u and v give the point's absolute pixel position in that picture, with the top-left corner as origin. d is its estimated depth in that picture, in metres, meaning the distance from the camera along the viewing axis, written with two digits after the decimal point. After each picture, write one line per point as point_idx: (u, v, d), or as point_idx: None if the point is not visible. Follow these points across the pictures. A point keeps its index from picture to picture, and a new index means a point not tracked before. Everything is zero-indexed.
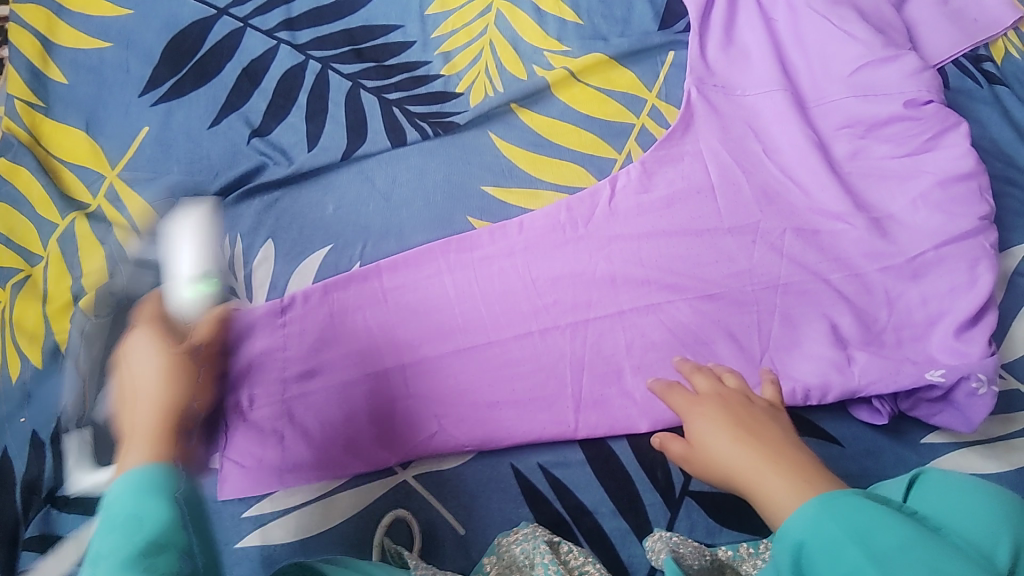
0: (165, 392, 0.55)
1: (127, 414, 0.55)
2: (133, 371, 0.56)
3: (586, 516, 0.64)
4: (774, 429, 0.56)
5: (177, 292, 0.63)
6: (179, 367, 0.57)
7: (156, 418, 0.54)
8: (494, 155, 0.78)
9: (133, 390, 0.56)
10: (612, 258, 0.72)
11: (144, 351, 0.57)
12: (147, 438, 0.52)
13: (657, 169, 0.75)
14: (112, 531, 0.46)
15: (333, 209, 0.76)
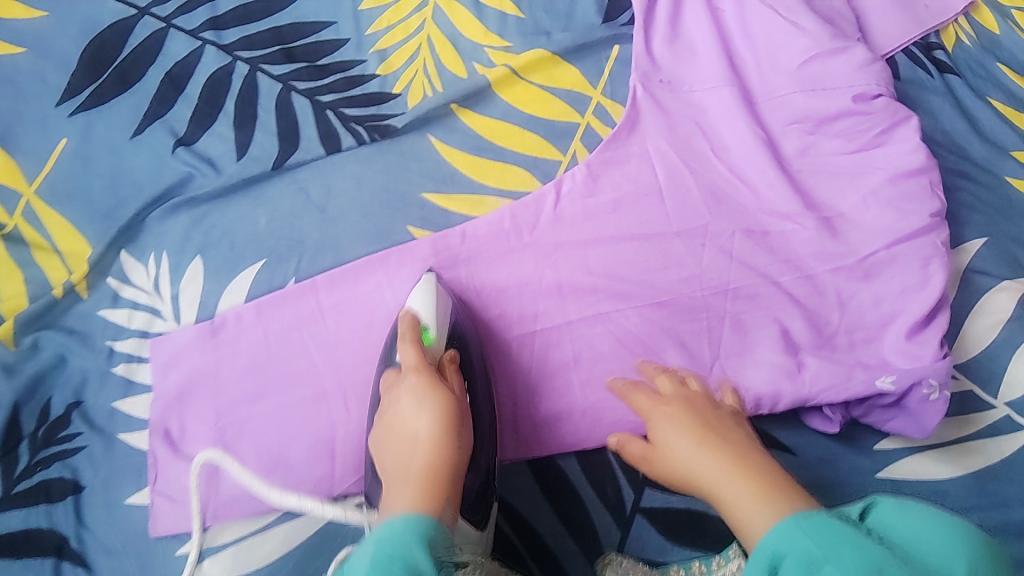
0: (441, 453, 0.53)
1: (393, 454, 0.55)
2: (399, 411, 0.57)
3: (536, 539, 0.61)
4: (740, 432, 0.53)
5: (436, 345, 0.62)
6: (452, 419, 0.55)
7: (441, 461, 0.52)
8: (434, 160, 0.75)
9: (405, 433, 0.55)
10: (558, 267, 0.70)
11: (411, 397, 0.57)
12: (418, 481, 0.51)
13: (603, 171, 0.73)
14: (393, 564, 0.42)
15: (265, 222, 0.72)
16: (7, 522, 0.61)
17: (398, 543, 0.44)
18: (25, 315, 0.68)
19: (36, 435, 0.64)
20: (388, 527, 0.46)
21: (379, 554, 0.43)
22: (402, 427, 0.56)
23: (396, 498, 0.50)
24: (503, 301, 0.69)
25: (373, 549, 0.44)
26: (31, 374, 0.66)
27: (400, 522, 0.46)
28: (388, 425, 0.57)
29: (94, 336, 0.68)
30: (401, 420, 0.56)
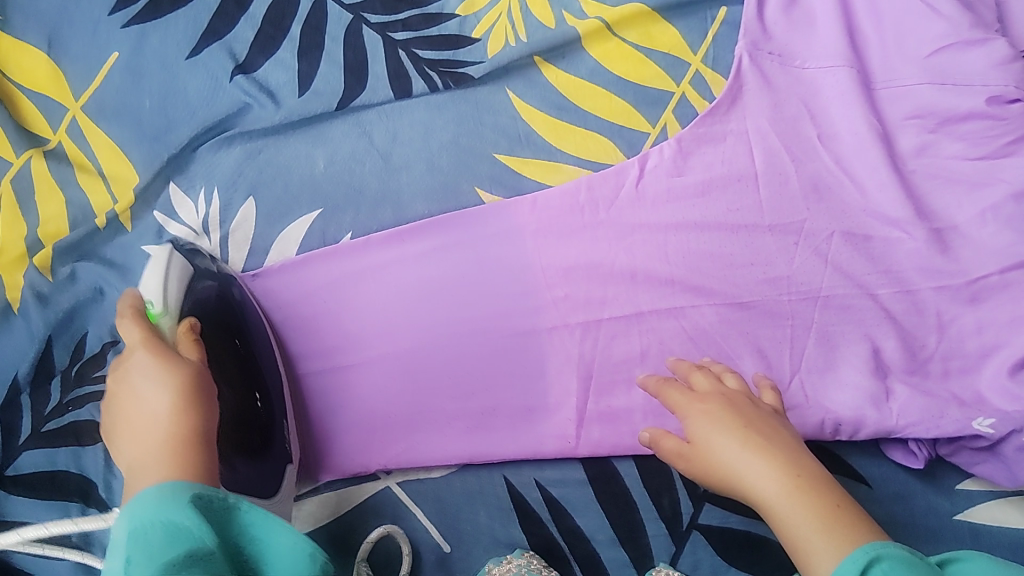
0: (187, 417, 0.47)
1: (131, 439, 0.47)
2: (135, 393, 0.49)
3: (582, 543, 0.59)
4: (784, 437, 0.51)
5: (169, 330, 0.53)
6: (193, 379, 0.49)
7: (189, 427, 0.47)
8: (510, 117, 0.69)
9: (144, 412, 0.48)
10: (634, 251, 0.64)
11: (144, 370, 0.49)
12: (162, 456, 0.45)
13: (695, 149, 0.66)
14: (152, 540, 0.39)
15: (323, 165, 0.67)
16: (36, 459, 0.59)
17: (148, 523, 0.40)
18: (64, 243, 0.64)
19: (70, 371, 0.61)
20: (139, 508, 0.41)
21: (140, 537, 0.39)
22: (137, 407, 0.48)
23: (145, 478, 0.44)
24: (503, 297, 0.63)
25: (131, 532, 0.40)
26: (67, 308, 0.63)
27: (157, 500, 0.41)
28: (128, 409, 0.49)
29: (134, 272, 0.64)
30: (136, 402, 0.48)
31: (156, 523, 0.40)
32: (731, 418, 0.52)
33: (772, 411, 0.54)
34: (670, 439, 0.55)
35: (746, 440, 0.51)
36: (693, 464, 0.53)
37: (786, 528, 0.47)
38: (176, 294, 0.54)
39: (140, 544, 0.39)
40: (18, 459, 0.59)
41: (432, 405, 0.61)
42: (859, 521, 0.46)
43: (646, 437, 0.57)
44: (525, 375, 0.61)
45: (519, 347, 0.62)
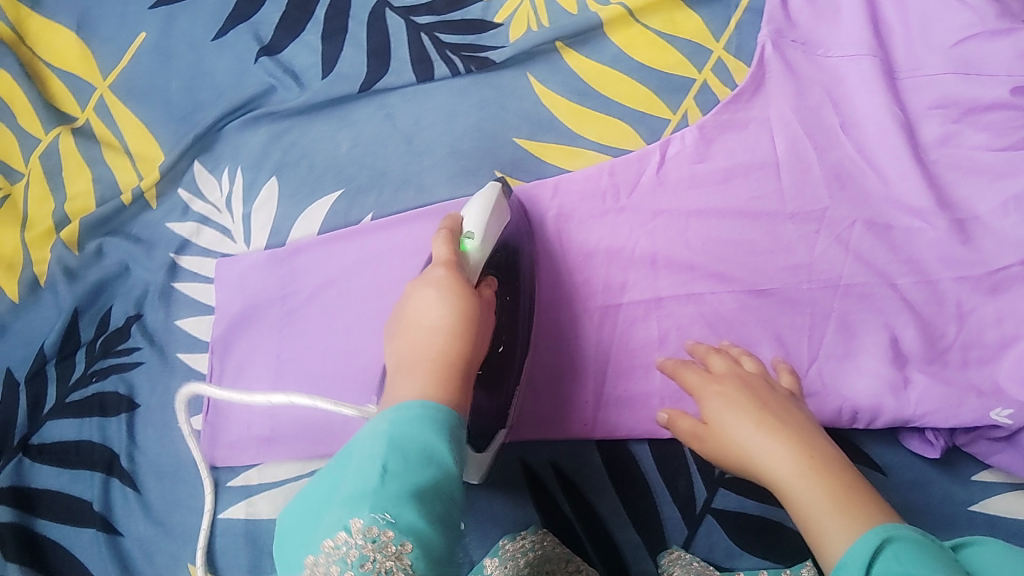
0: (459, 341, 0.49)
1: (403, 345, 0.49)
2: (416, 302, 0.51)
3: (596, 524, 0.59)
4: (799, 418, 0.51)
5: (473, 259, 0.55)
6: (476, 305, 0.51)
7: (447, 348, 0.48)
8: (532, 102, 0.69)
9: (427, 322, 0.50)
10: (655, 236, 0.64)
11: (429, 285, 0.51)
12: (423, 368, 0.47)
13: (718, 135, 0.66)
14: (411, 454, 0.39)
15: (347, 148, 0.68)
16: (60, 430, 0.60)
17: (411, 434, 0.40)
18: (91, 218, 0.65)
19: (94, 344, 0.62)
20: (398, 415, 0.42)
21: (394, 456, 0.38)
22: (413, 319, 0.51)
23: (404, 385, 0.46)
24: (557, 281, 0.64)
25: (389, 432, 0.40)
26: (93, 282, 0.63)
27: (422, 424, 0.41)
28: (407, 311, 0.51)
29: (158, 249, 0.65)
30: (414, 309, 0.51)
31: (417, 446, 0.39)
32: (745, 399, 0.52)
33: (788, 393, 0.54)
34: (687, 420, 0.56)
35: (759, 421, 0.51)
36: (709, 443, 0.53)
37: (798, 508, 0.46)
38: (490, 241, 0.57)
39: (399, 453, 0.39)
40: (42, 429, 0.60)
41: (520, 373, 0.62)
42: (872, 502, 0.44)
43: (664, 419, 0.58)
44: (550, 357, 0.62)
45: (572, 327, 0.63)
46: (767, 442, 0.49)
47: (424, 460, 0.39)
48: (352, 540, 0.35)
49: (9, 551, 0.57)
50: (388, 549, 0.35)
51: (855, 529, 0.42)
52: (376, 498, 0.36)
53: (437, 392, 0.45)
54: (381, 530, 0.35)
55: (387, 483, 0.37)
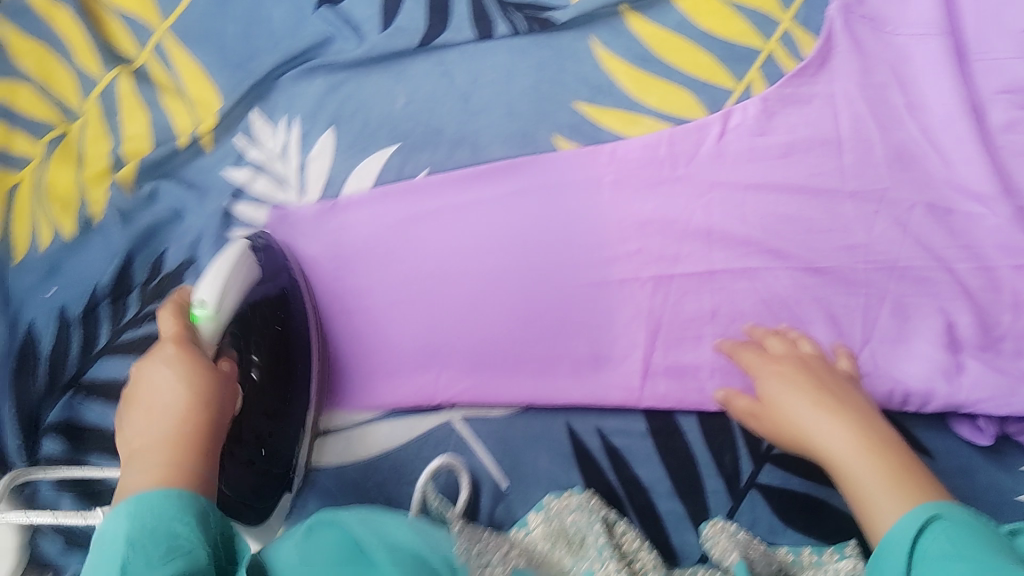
0: (188, 418, 0.50)
1: (142, 422, 0.50)
2: (150, 381, 0.52)
3: (639, 492, 0.59)
4: (856, 403, 0.54)
5: (210, 331, 0.54)
6: (206, 384, 0.52)
7: (193, 422, 0.50)
8: (592, 65, 0.68)
9: (170, 404, 0.50)
10: (711, 208, 0.63)
11: (160, 358, 0.52)
12: (160, 451, 0.48)
13: (779, 109, 0.65)
14: (149, 546, 0.42)
15: (403, 103, 0.67)
16: (111, 368, 0.61)
17: (157, 525, 0.43)
18: (148, 161, 0.65)
19: (146, 287, 0.63)
20: (140, 509, 0.44)
21: (138, 548, 0.42)
22: (153, 389, 0.51)
23: (138, 481, 0.47)
24: (550, 251, 0.63)
25: (132, 531, 0.43)
26: (147, 224, 0.64)
27: (167, 510, 0.44)
28: (140, 386, 0.52)
29: (212, 195, 0.65)
30: (150, 384, 0.52)
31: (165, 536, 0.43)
32: (805, 382, 0.55)
33: (848, 377, 0.57)
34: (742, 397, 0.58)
35: (818, 402, 0.54)
36: (765, 422, 0.56)
37: (851, 482, 0.50)
38: (228, 313, 0.55)
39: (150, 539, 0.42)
40: (94, 366, 0.61)
41: (490, 343, 0.62)
42: (925, 482, 0.48)
43: (719, 396, 0.59)
44: (594, 326, 0.62)
45: (530, 296, 0.63)
46: (824, 423, 0.52)
47: (167, 552, 0.42)
48: None
49: (63, 484, 0.59)
50: None
51: (911, 506, 0.46)
52: None
53: (167, 472, 0.47)
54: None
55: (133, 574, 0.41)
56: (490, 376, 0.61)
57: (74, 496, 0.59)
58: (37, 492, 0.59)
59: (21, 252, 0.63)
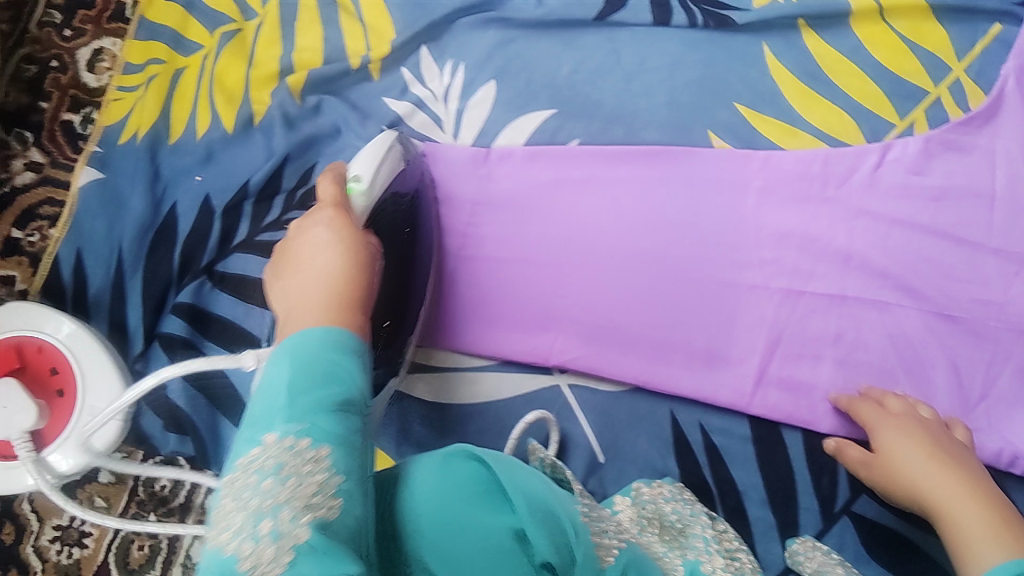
0: (349, 270, 0.50)
1: (294, 286, 0.50)
2: (306, 241, 0.52)
3: (733, 493, 0.60)
4: (973, 466, 0.53)
5: (364, 200, 0.54)
6: (359, 245, 0.52)
7: (338, 292, 0.49)
8: (761, 72, 0.68)
9: (335, 271, 0.50)
10: (855, 234, 0.63)
11: (320, 218, 0.53)
12: (315, 316, 0.47)
13: (939, 152, 0.64)
14: (316, 372, 0.43)
15: (569, 71, 0.68)
16: (244, 264, 0.62)
17: (311, 356, 0.44)
18: (318, 74, 0.67)
19: (293, 195, 0.64)
20: (300, 345, 0.44)
21: (299, 390, 0.42)
22: (308, 258, 0.51)
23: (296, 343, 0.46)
24: (689, 242, 0.63)
25: (295, 363, 0.43)
26: (308, 134, 0.65)
27: (320, 347, 0.44)
28: (294, 252, 0.52)
29: (371, 119, 0.66)
30: (306, 250, 0.52)
31: (326, 373, 0.43)
32: (921, 436, 0.55)
33: (964, 445, 0.56)
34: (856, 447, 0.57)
35: (933, 456, 0.54)
36: (876, 473, 0.56)
37: (955, 526, 0.50)
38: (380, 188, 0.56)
39: (309, 374, 0.42)
40: (228, 259, 0.63)
41: (608, 318, 0.62)
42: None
43: (830, 446, 0.59)
44: (718, 324, 0.62)
45: (659, 282, 0.63)
46: (938, 477, 0.52)
47: (332, 376, 0.43)
48: (268, 451, 0.39)
49: (176, 362, 0.60)
50: (303, 449, 0.39)
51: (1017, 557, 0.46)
52: (288, 410, 0.41)
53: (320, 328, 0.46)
54: (298, 436, 0.40)
55: (301, 395, 0.41)
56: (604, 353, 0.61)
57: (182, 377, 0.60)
58: (147, 364, 0.61)
59: (177, 132, 0.66)
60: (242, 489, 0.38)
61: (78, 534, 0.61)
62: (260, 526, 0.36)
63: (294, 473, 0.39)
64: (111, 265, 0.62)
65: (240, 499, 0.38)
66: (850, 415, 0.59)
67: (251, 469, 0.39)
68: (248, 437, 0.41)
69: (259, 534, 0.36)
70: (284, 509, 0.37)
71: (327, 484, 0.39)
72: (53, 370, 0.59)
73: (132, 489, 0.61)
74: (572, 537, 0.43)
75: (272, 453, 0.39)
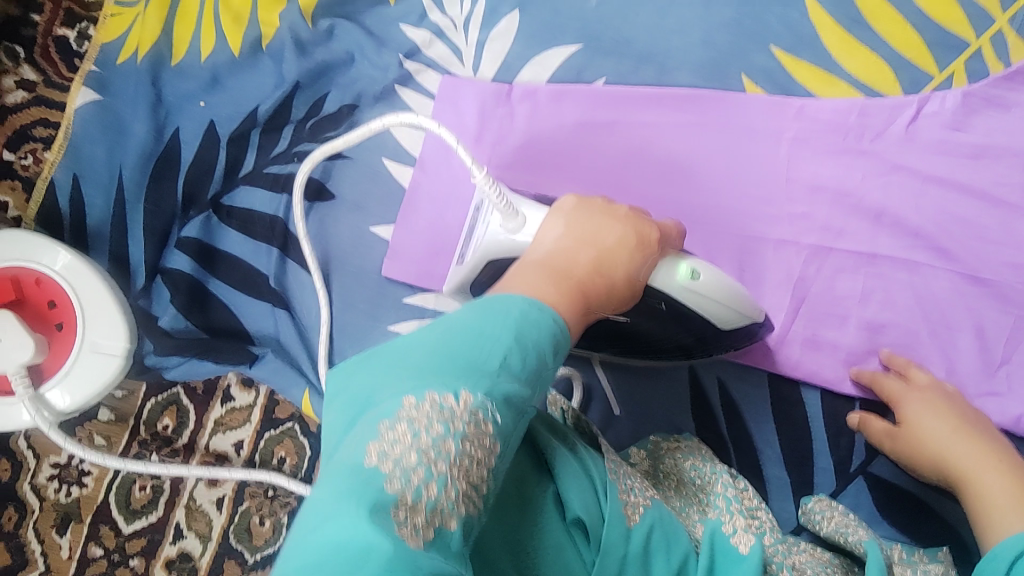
0: (614, 281, 0.47)
1: (570, 242, 0.47)
2: (608, 228, 0.48)
3: (749, 451, 0.59)
4: (1000, 442, 0.52)
5: (670, 284, 0.49)
6: (629, 265, 0.47)
7: (593, 288, 0.45)
8: (801, 14, 0.64)
9: (614, 274, 0.47)
10: (888, 190, 0.60)
11: (628, 224, 0.48)
12: (571, 286, 0.44)
13: (980, 108, 0.60)
14: (529, 357, 0.37)
15: (597, 3, 0.65)
16: (250, 199, 0.62)
17: (535, 333, 0.37)
18: None
19: (303, 125, 0.63)
20: (532, 311, 0.38)
21: (505, 365, 0.36)
22: (597, 233, 0.48)
23: (543, 281, 0.43)
24: (717, 192, 0.61)
25: (516, 326, 0.37)
26: (321, 61, 0.64)
27: (545, 331, 0.38)
28: (585, 221, 0.49)
29: (388, 47, 0.64)
30: (605, 234, 0.48)
31: (535, 359, 0.37)
32: (947, 413, 0.54)
33: (987, 418, 0.55)
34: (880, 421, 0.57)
35: (959, 433, 0.53)
36: (900, 449, 0.55)
37: (978, 502, 0.50)
38: (700, 301, 0.50)
39: (524, 357, 0.36)
40: (234, 192, 0.63)
41: None
42: None
43: (853, 420, 0.58)
44: (743, 277, 0.60)
45: (685, 232, 0.61)
46: (965, 454, 0.52)
47: (533, 373, 0.37)
48: (457, 410, 0.33)
49: (177, 297, 0.61)
50: (482, 435, 0.34)
51: None
52: (485, 381, 0.35)
53: (571, 304, 0.42)
54: (487, 417, 0.34)
55: (503, 373, 0.36)
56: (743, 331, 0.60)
57: (188, 314, 0.61)
58: (151, 302, 0.61)
59: (182, 52, 0.65)
60: (423, 428, 0.32)
61: (78, 473, 0.63)
62: (425, 486, 0.31)
63: (469, 450, 0.33)
64: (110, 193, 0.62)
65: (409, 435, 0.32)
66: (871, 389, 0.58)
67: (433, 416, 0.33)
68: (434, 373, 0.35)
69: (420, 495, 0.31)
70: (447, 486, 0.32)
71: (484, 488, 0.34)
72: (52, 303, 0.59)
73: (133, 430, 0.63)
74: (599, 492, 0.42)
75: (456, 417, 0.33)
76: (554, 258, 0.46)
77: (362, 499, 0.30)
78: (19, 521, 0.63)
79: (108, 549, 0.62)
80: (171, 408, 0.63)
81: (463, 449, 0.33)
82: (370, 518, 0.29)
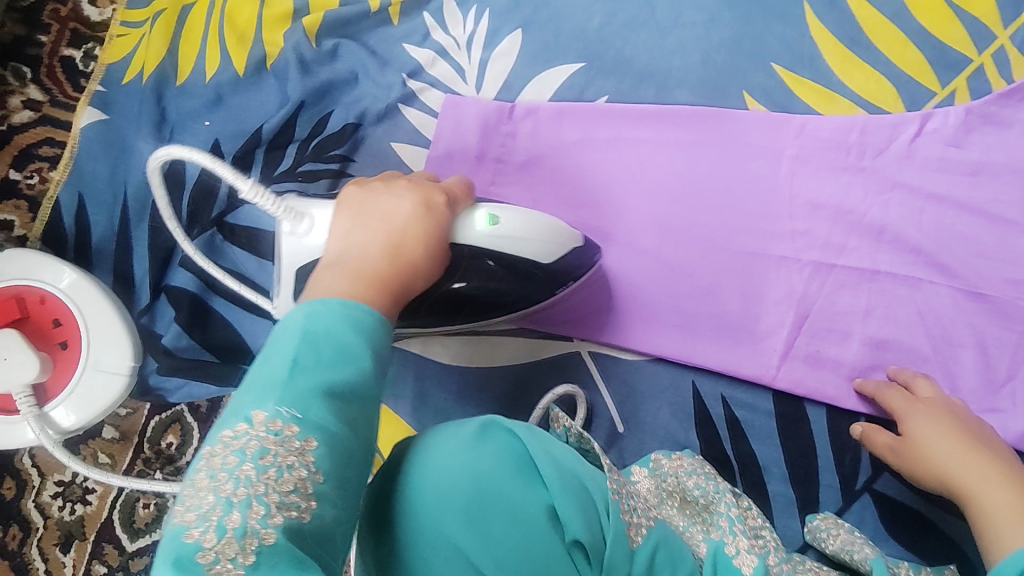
0: (412, 256, 0.46)
1: (358, 234, 0.47)
2: (392, 206, 0.48)
3: (753, 468, 0.59)
4: (1004, 456, 0.52)
5: (469, 235, 0.48)
6: (431, 233, 0.47)
7: (397, 275, 0.45)
8: (800, 32, 0.65)
9: (413, 250, 0.46)
10: (889, 207, 0.60)
11: (412, 196, 0.48)
12: (371, 282, 0.44)
13: (978, 126, 0.60)
14: (324, 351, 0.38)
15: (599, 23, 0.66)
16: (254, 216, 0.62)
17: (331, 328, 0.39)
18: (335, 17, 0.65)
19: (307, 143, 0.64)
20: (319, 308, 0.40)
21: (298, 364, 0.37)
22: (388, 215, 0.47)
23: (333, 283, 0.44)
24: (719, 209, 0.61)
25: (307, 330, 0.39)
26: (324, 80, 0.65)
27: (337, 320, 0.40)
28: (371, 205, 0.48)
29: (390, 66, 0.65)
30: (389, 213, 0.47)
31: (335, 348, 0.39)
32: (950, 426, 0.54)
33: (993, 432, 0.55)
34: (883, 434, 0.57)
35: (962, 447, 0.53)
36: (904, 462, 0.55)
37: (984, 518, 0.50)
38: (512, 244, 0.49)
39: (313, 351, 0.38)
40: (238, 211, 0.63)
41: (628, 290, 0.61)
42: None
43: (856, 432, 0.58)
44: (747, 294, 0.60)
45: (687, 250, 0.61)
46: (969, 468, 0.52)
47: (335, 359, 0.38)
48: (254, 431, 0.35)
49: (181, 316, 0.61)
50: (290, 439, 0.35)
51: None
52: (283, 388, 0.37)
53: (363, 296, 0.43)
54: (285, 423, 0.35)
55: (300, 374, 0.37)
56: (604, 307, 0.62)
57: (190, 333, 0.60)
58: (154, 320, 0.61)
59: (187, 71, 0.66)
60: (218, 468, 0.34)
61: (82, 490, 0.63)
62: (225, 518, 0.32)
63: (274, 463, 0.34)
64: (114, 212, 0.63)
65: (210, 482, 0.34)
66: (874, 402, 0.58)
67: (229, 450, 0.35)
68: (239, 407, 0.37)
69: (222, 527, 0.32)
70: (254, 504, 0.33)
71: (306, 482, 0.34)
72: (55, 323, 0.59)
73: (137, 447, 0.63)
74: (601, 511, 0.42)
75: (256, 440, 0.35)
76: (347, 257, 0.46)
77: (168, 553, 0.32)
78: (24, 539, 0.63)
79: (112, 566, 0.62)
80: (173, 426, 0.62)
81: (267, 463, 0.34)
82: (175, 569, 0.31)
